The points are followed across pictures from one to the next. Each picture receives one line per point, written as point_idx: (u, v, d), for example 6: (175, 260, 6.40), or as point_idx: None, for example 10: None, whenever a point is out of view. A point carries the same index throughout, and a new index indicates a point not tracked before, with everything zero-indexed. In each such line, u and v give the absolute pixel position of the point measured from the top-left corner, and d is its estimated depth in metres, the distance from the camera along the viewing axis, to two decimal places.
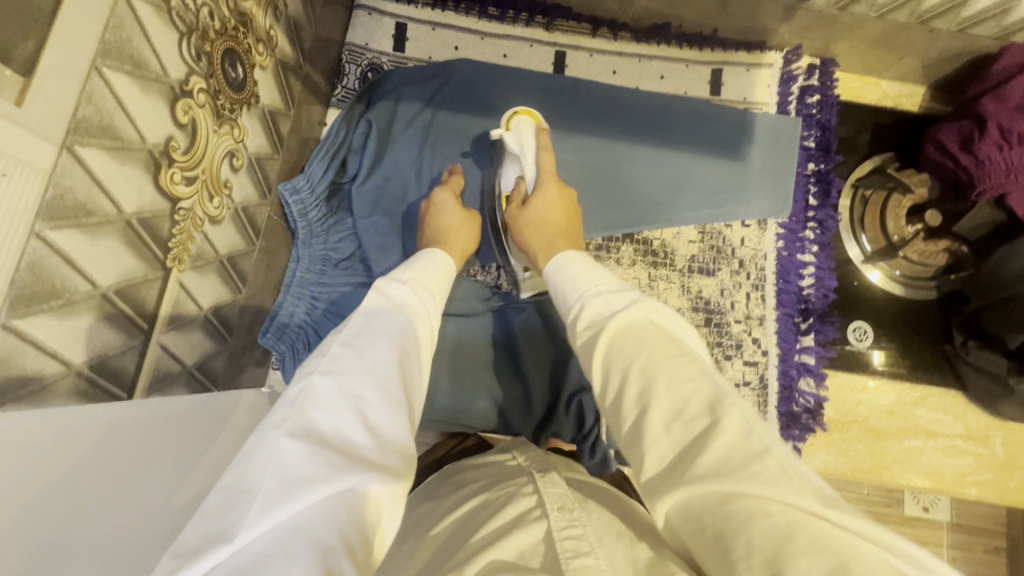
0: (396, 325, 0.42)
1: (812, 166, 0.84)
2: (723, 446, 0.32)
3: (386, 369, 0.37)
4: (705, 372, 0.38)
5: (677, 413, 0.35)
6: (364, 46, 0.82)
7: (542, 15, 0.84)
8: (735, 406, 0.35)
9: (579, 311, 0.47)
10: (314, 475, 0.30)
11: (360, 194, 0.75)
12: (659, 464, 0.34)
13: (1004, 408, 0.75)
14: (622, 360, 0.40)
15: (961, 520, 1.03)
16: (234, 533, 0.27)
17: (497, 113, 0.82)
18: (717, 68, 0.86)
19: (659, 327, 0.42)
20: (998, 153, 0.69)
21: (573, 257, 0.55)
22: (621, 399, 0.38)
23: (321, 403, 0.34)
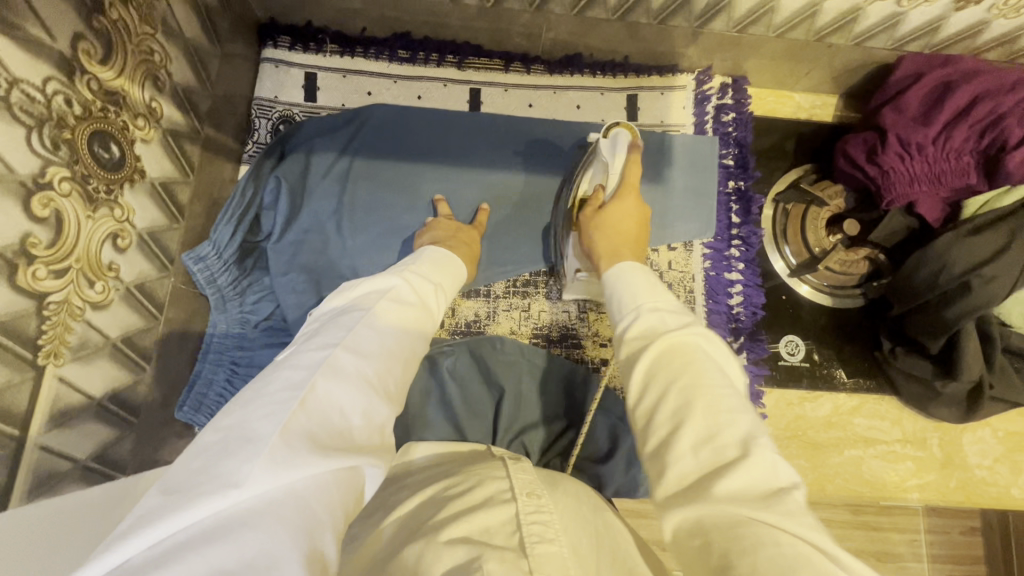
0: (407, 328, 0.50)
1: (733, 183, 0.84)
2: (742, 479, 0.35)
3: (390, 368, 0.45)
4: (744, 408, 0.40)
5: (708, 439, 0.38)
6: (274, 99, 0.81)
7: (453, 54, 0.84)
8: (771, 450, 0.37)
9: (632, 322, 0.48)
10: (317, 445, 0.35)
11: (277, 251, 0.74)
12: (678, 483, 0.37)
13: (935, 410, 0.77)
14: (659, 377, 0.42)
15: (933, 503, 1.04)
16: (242, 479, 0.32)
17: (416, 156, 0.81)
18: (633, 94, 0.87)
19: (705, 351, 0.44)
20: (901, 164, 0.71)
21: (635, 268, 0.54)
22: (655, 413, 0.41)
23: (339, 380, 0.40)
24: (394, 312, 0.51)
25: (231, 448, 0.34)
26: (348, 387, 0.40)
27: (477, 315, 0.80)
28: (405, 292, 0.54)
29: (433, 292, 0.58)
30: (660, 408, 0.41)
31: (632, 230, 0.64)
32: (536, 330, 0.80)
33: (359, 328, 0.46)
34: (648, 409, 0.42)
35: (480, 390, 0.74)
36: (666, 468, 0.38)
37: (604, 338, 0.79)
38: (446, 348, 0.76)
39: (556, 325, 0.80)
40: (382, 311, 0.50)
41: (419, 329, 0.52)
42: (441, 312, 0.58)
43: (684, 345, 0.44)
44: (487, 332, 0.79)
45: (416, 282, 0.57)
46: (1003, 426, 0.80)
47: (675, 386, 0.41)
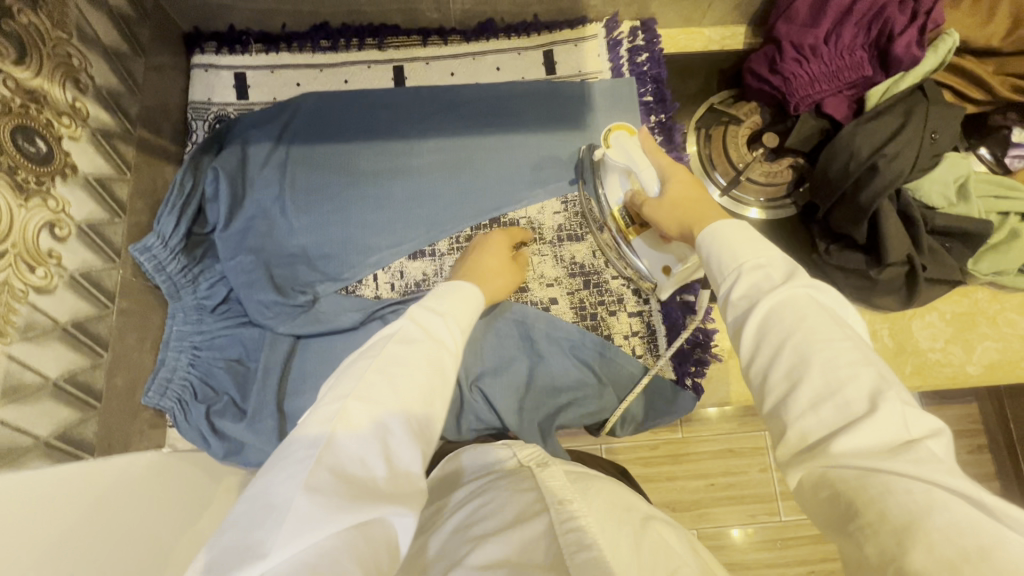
0: (432, 359, 0.47)
1: (654, 118, 0.87)
2: (869, 432, 0.35)
3: (415, 412, 0.43)
4: (866, 362, 0.39)
5: (828, 394, 0.38)
6: (207, 101, 0.84)
7: (372, 36, 0.88)
8: (898, 399, 0.36)
9: (733, 283, 0.47)
10: (340, 499, 0.37)
11: (225, 239, 0.76)
12: (802, 440, 0.38)
13: (879, 299, 0.79)
14: (772, 334, 0.43)
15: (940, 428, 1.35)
16: (268, 548, 0.34)
17: (350, 137, 0.85)
18: (548, 49, 0.90)
19: (820, 306, 0.43)
20: (800, 69, 0.75)
21: (728, 224, 0.52)
22: (772, 370, 0.41)
23: (356, 428, 0.40)
24: (411, 347, 0.47)
25: (259, 514, 0.36)
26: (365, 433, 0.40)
27: (424, 274, 0.80)
28: (418, 322, 0.50)
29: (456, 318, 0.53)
30: (774, 367, 0.41)
31: (702, 196, 0.62)
32: None
33: (371, 370, 0.44)
34: (762, 369, 0.42)
35: None
36: (788, 427, 0.39)
37: (549, 279, 0.80)
38: (401, 306, 0.77)
39: None
40: (399, 346, 0.46)
41: (441, 359, 0.48)
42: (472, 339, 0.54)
43: (790, 307, 0.43)
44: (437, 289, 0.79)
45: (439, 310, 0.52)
46: (949, 308, 0.83)
47: (788, 345, 0.41)
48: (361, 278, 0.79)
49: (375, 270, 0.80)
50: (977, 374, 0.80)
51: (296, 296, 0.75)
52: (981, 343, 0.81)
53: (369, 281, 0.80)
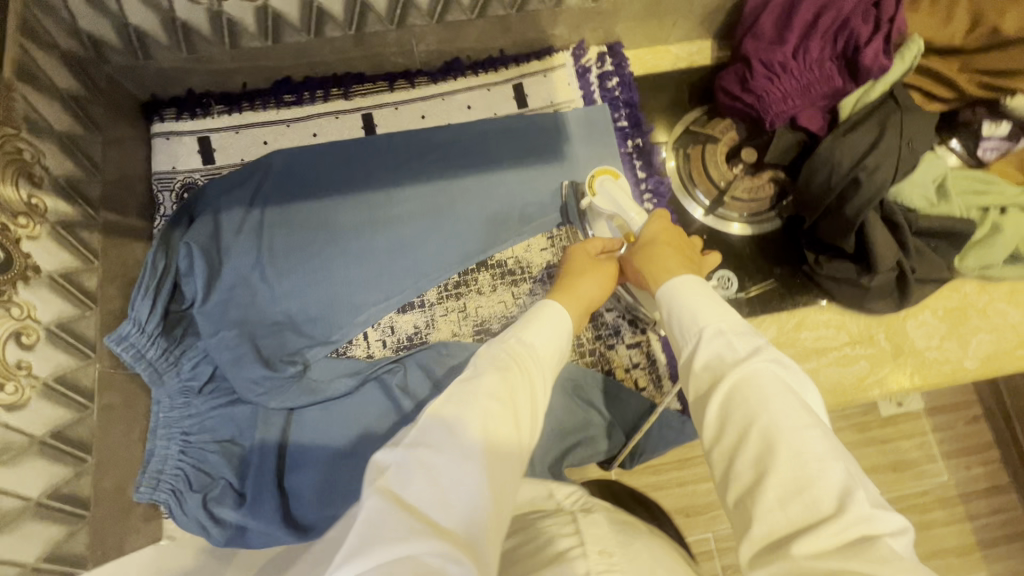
0: (507, 392, 0.48)
1: (632, 143, 0.87)
2: (834, 534, 0.37)
3: (469, 450, 0.43)
4: (834, 455, 0.40)
5: (795, 491, 0.39)
6: (171, 170, 0.81)
7: (336, 86, 0.86)
8: (863, 495, 0.38)
9: (698, 348, 0.49)
10: (391, 528, 0.38)
11: (205, 314, 0.73)
12: (767, 535, 0.39)
13: (873, 305, 0.79)
14: (738, 415, 0.44)
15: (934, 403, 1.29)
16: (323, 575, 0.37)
17: (326, 192, 0.83)
18: (518, 83, 0.88)
19: (783, 380, 0.45)
20: (772, 85, 0.75)
21: (694, 285, 0.54)
22: (740, 452, 0.42)
23: (407, 466, 0.42)
24: (474, 382, 0.48)
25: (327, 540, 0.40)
26: (416, 470, 0.42)
27: (416, 327, 0.78)
28: (496, 352, 0.51)
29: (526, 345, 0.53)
30: (742, 449, 0.43)
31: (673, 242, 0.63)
32: (477, 326, 0.78)
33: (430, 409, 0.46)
34: (728, 451, 0.44)
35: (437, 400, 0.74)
36: (751, 520, 0.40)
37: None
38: (395, 364, 0.75)
39: (497, 316, 0.79)
40: (461, 385, 0.48)
41: (503, 391, 0.48)
42: (544, 372, 0.53)
43: (754, 381, 0.45)
44: (430, 341, 0.77)
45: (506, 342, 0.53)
46: (941, 305, 0.83)
47: (755, 428, 0.42)
48: (351, 337, 0.77)
49: (364, 328, 0.78)
50: (974, 368, 0.81)
51: (285, 367, 0.72)
52: (975, 337, 0.82)
53: (359, 341, 0.77)
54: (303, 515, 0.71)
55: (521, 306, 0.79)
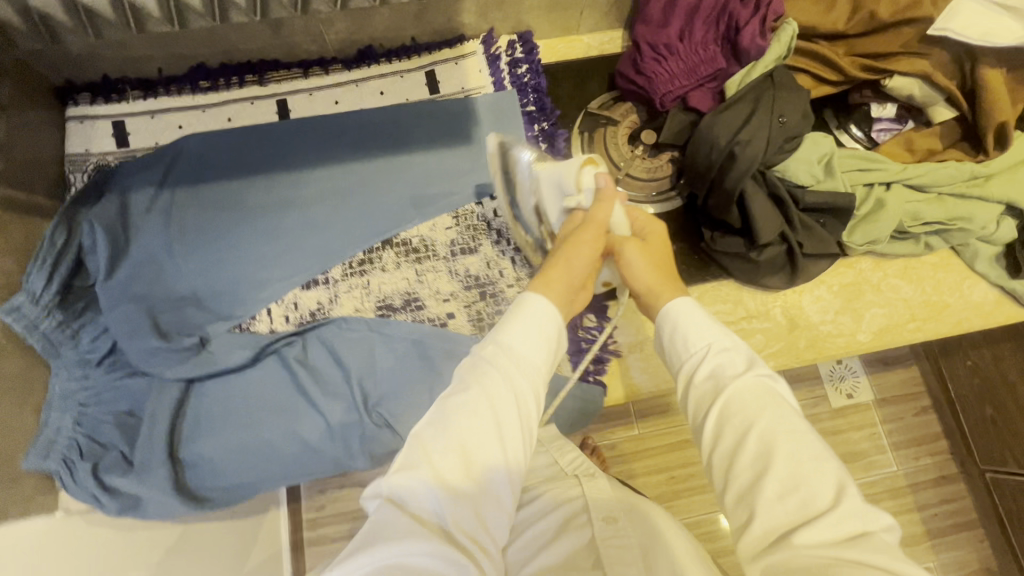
0: (500, 404, 0.47)
1: (538, 126, 0.89)
2: (831, 527, 0.41)
3: (462, 479, 0.44)
4: (827, 455, 0.45)
5: (793, 489, 0.43)
6: (85, 153, 0.83)
7: (251, 73, 0.88)
8: (856, 494, 0.43)
9: (699, 363, 0.53)
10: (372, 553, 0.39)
11: (107, 289, 0.75)
12: (763, 530, 0.43)
13: (766, 279, 0.82)
14: (735, 418, 0.48)
15: (884, 395, 1.46)
16: None
17: (235, 174, 0.85)
18: (430, 70, 0.91)
19: (770, 390, 0.50)
20: (659, 67, 0.78)
21: (690, 307, 0.56)
22: (739, 453, 0.47)
23: (393, 493, 0.43)
24: (456, 402, 0.47)
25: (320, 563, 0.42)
26: (400, 496, 0.42)
27: (318, 303, 0.80)
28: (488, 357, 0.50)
29: (507, 351, 0.50)
30: (740, 453, 0.47)
31: (667, 260, 0.65)
32: (379, 301, 0.80)
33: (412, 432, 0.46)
34: (727, 454, 0.48)
35: (336, 373, 0.76)
36: (752, 512, 0.44)
37: (445, 294, 0.81)
38: (296, 338, 0.77)
39: (399, 292, 0.81)
40: (443, 404, 0.47)
41: (488, 407, 0.47)
42: (530, 377, 0.50)
43: (749, 393, 0.49)
44: (332, 317, 0.79)
45: (484, 353, 0.50)
46: (837, 280, 0.86)
47: (753, 431, 0.47)
48: (253, 313, 0.79)
49: (268, 304, 0.80)
50: (867, 341, 0.84)
51: (181, 339, 0.74)
52: (869, 310, 0.85)
53: (262, 316, 0.79)
54: (199, 485, 0.72)
55: (424, 282, 0.81)
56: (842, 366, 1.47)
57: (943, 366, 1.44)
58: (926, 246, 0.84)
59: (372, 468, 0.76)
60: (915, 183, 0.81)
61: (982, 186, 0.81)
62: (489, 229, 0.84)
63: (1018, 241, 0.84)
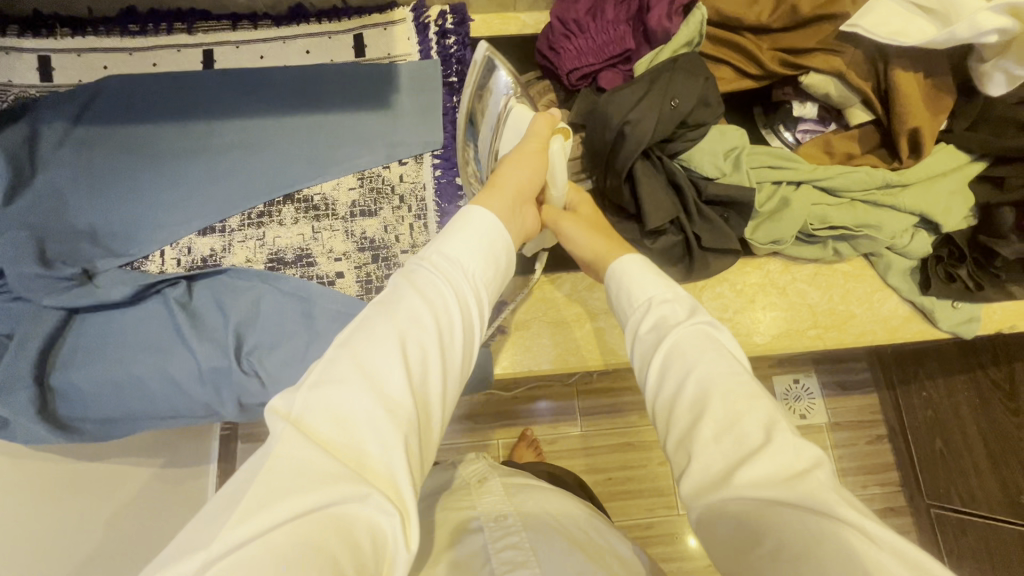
0: (436, 319, 0.45)
1: (457, 98, 0.89)
2: (770, 463, 0.40)
3: (395, 391, 0.40)
4: (761, 394, 0.46)
5: (728, 426, 0.43)
6: (7, 83, 0.85)
7: (181, 22, 0.90)
8: (787, 430, 0.43)
9: (644, 316, 0.55)
10: (298, 479, 0.34)
11: (2, 215, 0.76)
12: (703, 468, 0.43)
13: (662, 270, 0.80)
14: (677, 363, 0.50)
15: (838, 419, 1.42)
16: (211, 540, 0.32)
17: (151, 118, 0.86)
18: (358, 33, 0.92)
19: (712, 337, 0.51)
20: (569, 44, 0.77)
21: (636, 263, 0.61)
22: (680, 398, 0.48)
23: (313, 406, 0.38)
24: (393, 311, 0.44)
25: (223, 504, 0.34)
26: (321, 407, 0.38)
27: (212, 250, 0.81)
28: (420, 275, 0.47)
29: (449, 263, 0.48)
30: (679, 401, 0.47)
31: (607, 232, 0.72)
32: (272, 255, 0.81)
33: (339, 342, 0.43)
34: (669, 399, 0.49)
35: (217, 319, 0.76)
36: (692, 456, 0.44)
37: (339, 254, 0.81)
38: (183, 282, 0.77)
39: (292, 248, 0.81)
40: (378, 313, 0.44)
41: (426, 316, 0.44)
42: (475, 295, 0.49)
43: (689, 340, 0.51)
44: (222, 264, 0.80)
45: (422, 266, 0.48)
46: (742, 279, 0.84)
47: (691, 376, 0.48)
48: (147, 253, 0.80)
49: (162, 246, 0.81)
50: (763, 344, 0.82)
51: (65, 269, 0.75)
52: (769, 313, 0.83)
53: (156, 258, 0.80)
54: (70, 414, 0.73)
55: (319, 240, 0.82)
56: (798, 386, 1.43)
57: (899, 396, 1.38)
58: (835, 252, 0.82)
59: (241, 418, 0.77)
60: (825, 186, 0.79)
61: (896, 195, 0.78)
62: (391, 195, 0.84)
63: (931, 258, 0.82)
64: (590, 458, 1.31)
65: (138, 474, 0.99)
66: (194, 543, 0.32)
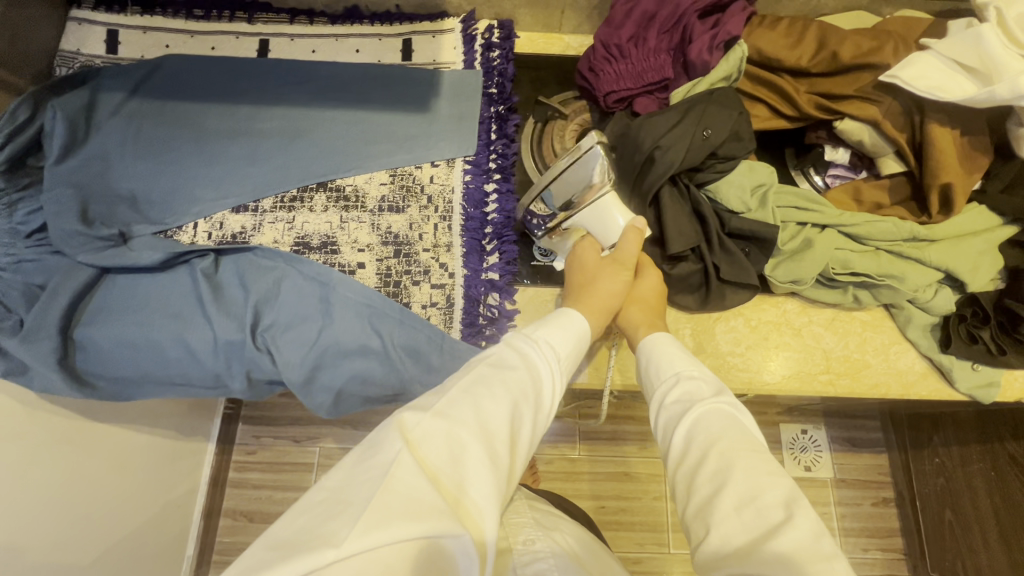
0: (529, 391, 0.51)
1: (494, 108, 0.91)
2: (792, 539, 0.43)
3: (495, 451, 0.46)
4: (781, 472, 0.50)
5: (750, 502, 0.47)
6: (76, 51, 0.91)
7: (243, 11, 0.95)
8: (807, 509, 0.46)
9: (671, 388, 0.60)
10: (414, 505, 0.40)
11: (53, 172, 0.80)
12: (726, 538, 0.46)
13: (677, 296, 0.80)
14: (701, 440, 0.54)
15: (844, 476, 1.38)
16: (336, 541, 0.37)
17: (202, 96, 0.90)
18: (407, 38, 0.95)
19: (735, 416, 0.55)
20: (609, 67, 0.79)
21: (667, 339, 0.66)
22: (703, 469, 0.51)
23: (431, 439, 0.44)
24: (505, 376, 0.51)
25: (337, 508, 0.40)
26: (439, 443, 0.44)
27: (242, 228, 0.84)
28: (519, 350, 0.54)
29: (548, 346, 0.56)
30: (699, 472, 0.51)
31: (657, 299, 0.74)
32: (299, 239, 0.83)
33: (457, 389, 0.49)
34: (691, 469, 0.53)
35: (239, 296, 0.78)
36: (715, 530, 0.47)
37: (362, 245, 0.83)
38: (213, 257, 0.80)
39: (319, 234, 0.83)
40: (487, 372, 0.51)
41: (528, 387, 0.51)
42: (565, 375, 0.56)
43: (713, 417, 0.55)
44: (251, 242, 0.82)
45: (527, 341, 0.55)
46: (756, 315, 0.83)
47: (714, 451, 0.52)
48: (181, 224, 0.83)
49: (196, 219, 0.84)
50: (773, 383, 0.81)
51: (102, 229, 0.78)
52: (781, 353, 0.82)
53: (189, 229, 0.83)
54: (85, 368, 0.75)
55: (344, 230, 0.84)
56: (806, 437, 1.40)
57: (911, 460, 1.34)
58: (855, 299, 0.82)
59: (247, 394, 0.78)
60: (852, 233, 0.78)
61: (922, 248, 0.78)
62: (419, 195, 0.86)
63: (954, 316, 0.80)
64: (585, 484, 1.29)
65: (150, 438, 1.01)
66: (317, 535, 0.38)
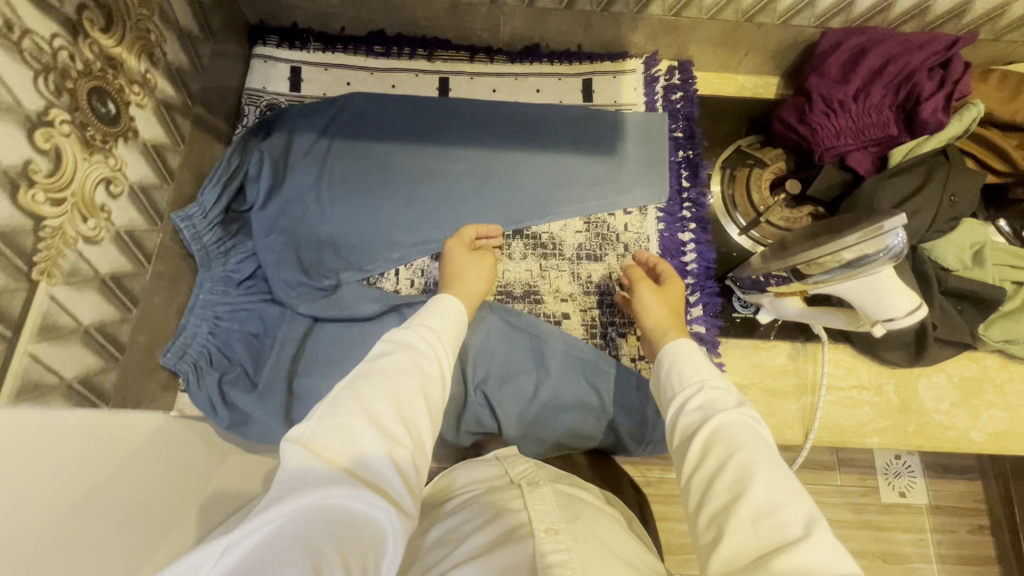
0: (414, 371, 0.53)
1: (682, 153, 0.90)
2: (804, 562, 0.40)
3: (390, 425, 0.48)
4: (800, 495, 0.46)
5: (765, 516, 0.44)
6: (261, 89, 0.89)
7: (423, 48, 0.93)
8: (828, 532, 0.42)
9: (693, 394, 0.56)
10: (311, 485, 0.42)
11: (260, 218, 0.80)
12: (739, 558, 0.43)
13: (886, 352, 0.80)
14: (720, 445, 0.50)
15: (938, 503, 1.28)
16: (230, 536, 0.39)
17: (389, 137, 0.88)
18: (587, 78, 0.94)
19: (753, 429, 0.52)
20: (828, 121, 0.78)
21: (682, 342, 0.63)
22: (719, 479, 0.48)
23: (320, 432, 0.46)
24: (385, 363, 0.53)
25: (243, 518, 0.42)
26: (329, 433, 0.46)
27: None
28: (396, 339, 0.56)
29: (428, 333, 0.58)
30: (717, 478, 0.48)
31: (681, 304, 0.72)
32: (501, 287, 0.82)
33: (341, 387, 0.51)
34: (706, 478, 0.49)
35: None
36: (724, 542, 0.44)
37: (565, 295, 0.82)
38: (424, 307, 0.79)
39: (520, 283, 0.83)
40: (374, 365, 0.53)
41: (411, 365, 0.53)
42: (449, 350, 0.59)
43: (735, 428, 0.51)
44: None
45: (402, 332, 0.57)
46: (958, 372, 0.83)
47: (733, 459, 0.48)
48: (383, 271, 0.82)
49: (397, 265, 0.83)
50: (981, 442, 0.80)
51: (320, 279, 0.79)
52: (987, 411, 0.81)
53: (391, 275, 0.83)
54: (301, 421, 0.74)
55: (545, 278, 0.83)
56: (899, 462, 1.29)
57: None
58: None
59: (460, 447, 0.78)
60: None
61: None
62: (617, 244, 0.85)
63: None
64: None
65: None
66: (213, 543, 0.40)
